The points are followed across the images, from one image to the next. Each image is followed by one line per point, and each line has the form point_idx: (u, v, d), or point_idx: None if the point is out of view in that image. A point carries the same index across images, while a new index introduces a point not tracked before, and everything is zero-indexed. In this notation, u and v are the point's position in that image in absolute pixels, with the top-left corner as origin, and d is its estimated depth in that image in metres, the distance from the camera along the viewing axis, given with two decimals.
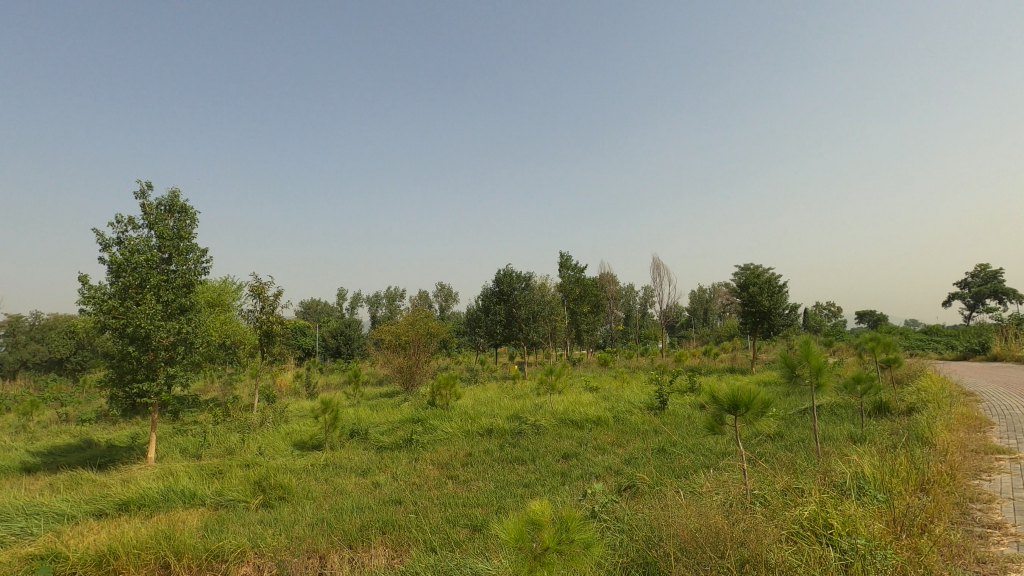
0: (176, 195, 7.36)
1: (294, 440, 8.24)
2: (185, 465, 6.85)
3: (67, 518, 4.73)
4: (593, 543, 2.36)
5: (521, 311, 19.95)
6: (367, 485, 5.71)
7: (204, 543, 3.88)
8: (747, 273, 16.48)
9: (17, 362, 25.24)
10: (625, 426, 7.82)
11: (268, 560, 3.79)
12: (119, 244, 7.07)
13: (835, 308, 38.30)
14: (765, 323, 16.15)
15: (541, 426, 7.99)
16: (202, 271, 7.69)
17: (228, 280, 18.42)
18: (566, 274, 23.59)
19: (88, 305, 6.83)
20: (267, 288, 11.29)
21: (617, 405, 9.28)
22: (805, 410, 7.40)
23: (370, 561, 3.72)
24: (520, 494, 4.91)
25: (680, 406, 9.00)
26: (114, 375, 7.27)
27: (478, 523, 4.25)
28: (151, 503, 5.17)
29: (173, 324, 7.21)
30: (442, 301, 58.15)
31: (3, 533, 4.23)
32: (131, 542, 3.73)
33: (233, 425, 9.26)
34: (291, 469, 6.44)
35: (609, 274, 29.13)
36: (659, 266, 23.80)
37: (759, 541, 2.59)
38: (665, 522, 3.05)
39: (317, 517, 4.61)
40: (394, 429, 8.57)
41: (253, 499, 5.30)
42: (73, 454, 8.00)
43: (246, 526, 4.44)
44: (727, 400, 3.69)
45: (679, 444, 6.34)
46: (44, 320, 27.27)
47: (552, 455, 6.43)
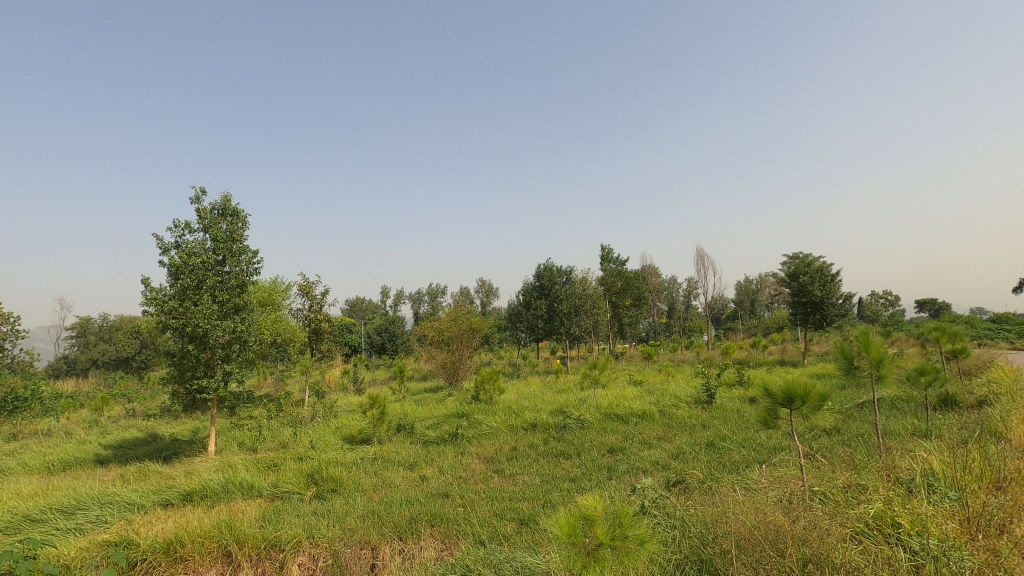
0: (228, 200, 7.63)
1: (343, 434, 8.47)
2: (242, 458, 7.12)
3: (137, 507, 5.02)
4: (647, 539, 2.33)
5: (563, 305, 19.85)
6: (414, 479, 5.82)
7: (262, 533, 4.03)
8: (796, 263, 15.93)
9: (88, 361, 26.84)
10: (672, 421, 7.66)
11: (323, 550, 3.92)
12: (177, 247, 7.41)
13: (893, 297, 36.49)
14: (817, 314, 15.52)
15: (585, 421, 7.92)
16: (254, 272, 7.96)
17: (278, 280, 19.09)
18: (606, 267, 23.46)
19: (150, 307, 7.19)
20: (314, 286, 11.62)
21: (662, 399, 9.12)
22: (864, 404, 7.08)
23: (421, 553, 3.80)
24: (566, 489, 4.90)
25: (728, 400, 8.78)
26: (175, 372, 7.64)
27: (525, 517, 4.25)
28: (213, 494, 5.42)
29: (228, 323, 7.51)
30: (484, 297, 58.63)
31: (80, 521, 4.51)
32: (196, 532, 3.92)
33: (286, 420, 9.61)
34: (341, 463, 6.60)
35: (651, 267, 28.67)
36: (703, 257, 23.29)
37: (822, 539, 2.49)
38: (721, 520, 2.98)
39: (367, 510, 4.72)
40: (439, 424, 8.69)
41: (306, 491, 5.49)
42: (141, 448, 8.46)
43: (300, 517, 4.59)
44: (781, 393, 3.53)
45: (730, 438, 6.17)
46: (111, 322, 29.04)
47: (598, 450, 6.37)
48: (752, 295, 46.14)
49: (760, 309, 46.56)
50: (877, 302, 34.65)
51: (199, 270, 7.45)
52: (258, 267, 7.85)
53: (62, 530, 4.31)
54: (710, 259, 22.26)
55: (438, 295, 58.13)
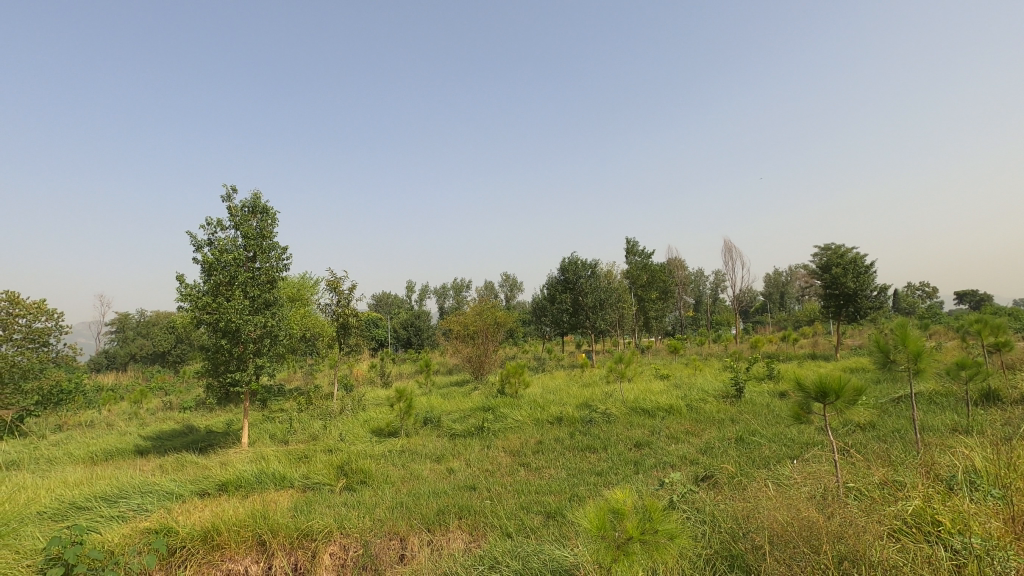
0: (257, 197, 7.78)
1: (371, 427, 8.61)
2: (274, 450, 7.29)
3: (175, 496, 5.20)
4: (677, 534, 2.32)
5: (588, 299, 19.70)
6: (442, 471, 5.89)
7: (295, 523, 4.13)
8: (828, 254, 15.53)
9: (127, 355, 27.82)
10: (700, 415, 7.57)
11: (354, 540, 4.00)
12: (210, 244, 7.60)
13: (930, 288, 35.32)
14: (851, 307, 15.11)
15: (611, 415, 7.88)
16: (283, 268, 8.12)
17: (306, 276, 19.44)
18: (632, 260, 23.29)
19: (185, 303, 7.42)
20: (342, 281, 11.79)
21: (690, 393, 9.01)
22: (900, 398, 6.88)
23: (449, 544, 3.85)
24: (593, 482, 4.89)
25: (758, 394, 8.63)
26: (209, 366, 7.86)
27: (552, 510, 4.26)
28: (247, 484, 5.57)
29: (260, 318, 7.68)
30: (507, 290, 58.76)
31: (123, 509, 4.68)
32: (231, 521, 4.02)
33: (316, 412, 9.83)
34: (370, 455, 6.71)
35: (677, 260, 28.34)
36: (730, 249, 22.88)
37: (859, 536, 2.44)
38: (752, 515, 2.95)
39: (395, 501, 4.80)
40: (465, 417, 8.76)
41: (337, 482, 5.59)
42: (177, 439, 8.74)
43: (331, 508, 4.69)
44: (813, 387, 3.45)
45: (759, 433, 6.06)
46: (148, 317, 29.97)
47: (625, 444, 6.34)
48: (782, 287, 45.26)
49: (789, 302, 45.63)
50: (913, 294, 33.62)
51: (231, 266, 7.64)
52: (287, 263, 8.00)
53: (106, 517, 4.49)
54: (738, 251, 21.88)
55: (462, 289, 58.54)
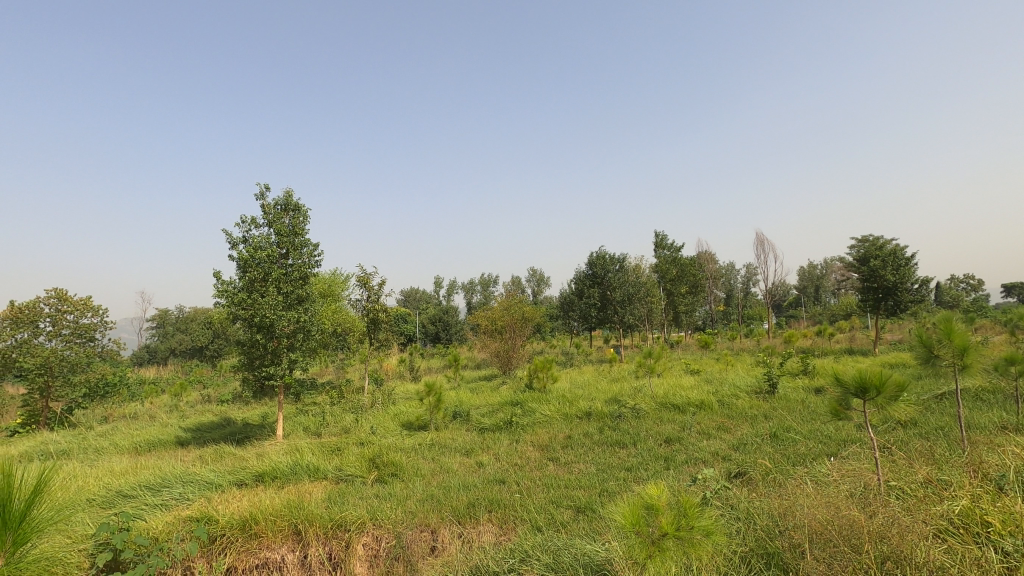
0: (290, 195, 7.94)
1: (401, 420, 8.74)
2: (308, 442, 7.46)
3: (215, 486, 5.37)
4: (714, 531, 2.29)
5: (617, 293, 19.50)
6: (471, 465, 5.94)
7: (329, 514, 4.22)
8: (866, 246, 15.06)
9: (167, 349, 28.76)
10: (732, 411, 7.44)
11: (386, 531, 4.09)
12: (245, 242, 7.79)
13: (975, 281, 33.82)
14: (890, 301, 14.60)
15: (641, 409, 7.81)
16: (315, 265, 8.27)
17: (336, 273, 19.77)
18: (661, 254, 23.02)
19: (221, 298, 7.64)
20: (371, 277, 11.95)
21: (721, 389, 8.85)
22: (943, 395, 6.63)
23: (479, 537, 3.89)
24: (623, 478, 4.86)
25: (792, 390, 8.42)
26: (245, 360, 8.07)
27: (582, 505, 4.24)
28: (282, 475, 5.72)
29: (293, 314, 7.86)
30: (535, 285, 58.68)
31: (165, 498, 4.86)
32: (268, 511, 4.13)
33: (347, 406, 10.02)
34: (401, 448, 6.81)
35: (707, 254, 27.83)
36: (763, 242, 22.37)
37: (903, 536, 2.36)
38: (789, 512, 2.89)
39: (426, 494, 4.86)
40: (493, 411, 8.80)
41: (368, 474, 5.70)
42: (216, 431, 9.01)
43: (364, 500, 4.78)
44: (853, 382, 3.35)
45: (794, 429, 5.93)
46: (186, 313, 30.91)
47: (655, 440, 6.28)
48: (816, 280, 44.06)
49: (825, 296, 44.37)
50: (956, 287, 32.31)
51: (265, 263, 7.82)
52: (319, 260, 8.15)
53: (150, 505, 4.67)
54: (769, 244, 21.39)
55: (489, 285, 58.73)
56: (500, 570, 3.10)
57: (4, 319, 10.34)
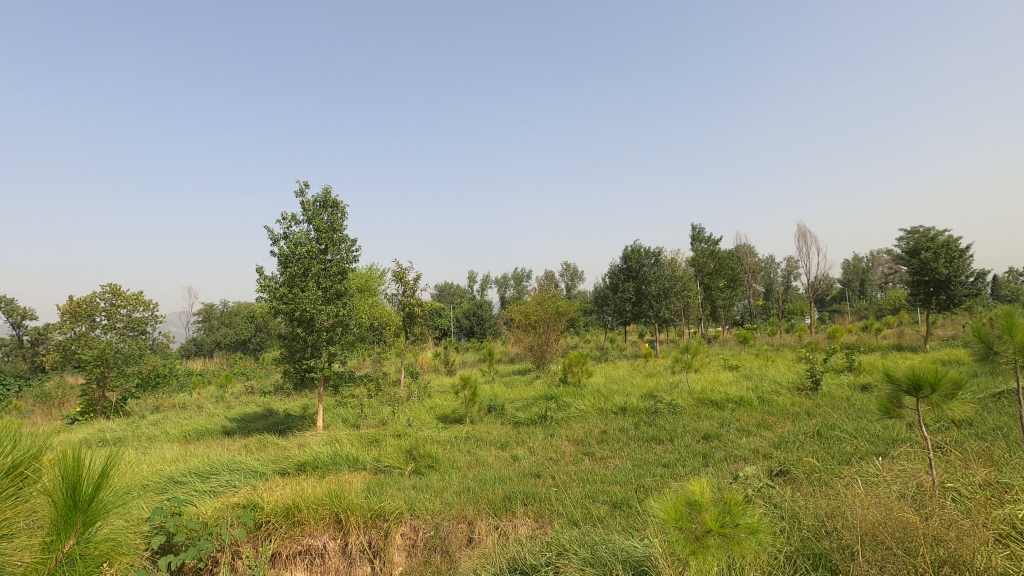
0: (328, 191, 8.10)
1: (437, 413, 8.84)
2: (347, 433, 7.64)
3: (259, 474, 5.56)
4: (758, 529, 2.24)
5: (652, 287, 19.19)
6: (507, 458, 5.96)
7: (368, 504, 4.31)
8: (916, 238, 14.42)
9: (213, 343, 29.87)
10: (773, 408, 7.24)
11: (424, 522, 4.16)
12: (286, 238, 8.01)
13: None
14: (943, 295, 13.95)
15: (678, 405, 7.69)
16: (353, 260, 8.43)
17: (373, 267, 20.15)
18: (698, 247, 22.60)
19: (264, 293, 7.89)
20: (407, 272, 12.12)
21: (762, 385, 8.64)
22: (1002, 394, 6.29)
23: (515, 530, 3.91)
24: (660, 474, 4.81)
25: (836, 387, 8.15)
26: (286, 353, 8.30)
27: (619, 501, 4.21)
28: (323, 465, 5.88)
29: (332, 308, 8.04)
30: (569, 280, 58.36)
31: (214, 484, 5.07)
32: (310, 499, 4.24)
33: (385, 399, 10.21)
34: (437, 440, 6.90)
35: (747, 247, 27.16)
36: (805, 234, 21.68)
37: (961, 539, 2.26)
38: (837, 513, 2.81)
39: (462, 486, 4.91)
40: (528, 406, 8.81)
41: (406, 465, 5.80)
42: (260, 422, 9.32)
43: (401, 490, 4.87)
44: (906, 379, 3.20)
45: (839, 428, 5.74)
46: (230, 308, 31.98)
47: (692, 436, 6.17)
48: (862, 274, 42.36)
49: (871, 290, 42.64)
50: (1016, 280, 30.56)
51: (305, 258, 8.02)
52: (357, 255, 8.30)
53: (200, 491, 4.87)
54: (812, 235, 20.63)
55: (523, 279, 58.77)
56: (538, 563, 3.10)
57: (64, 312, 10.92)
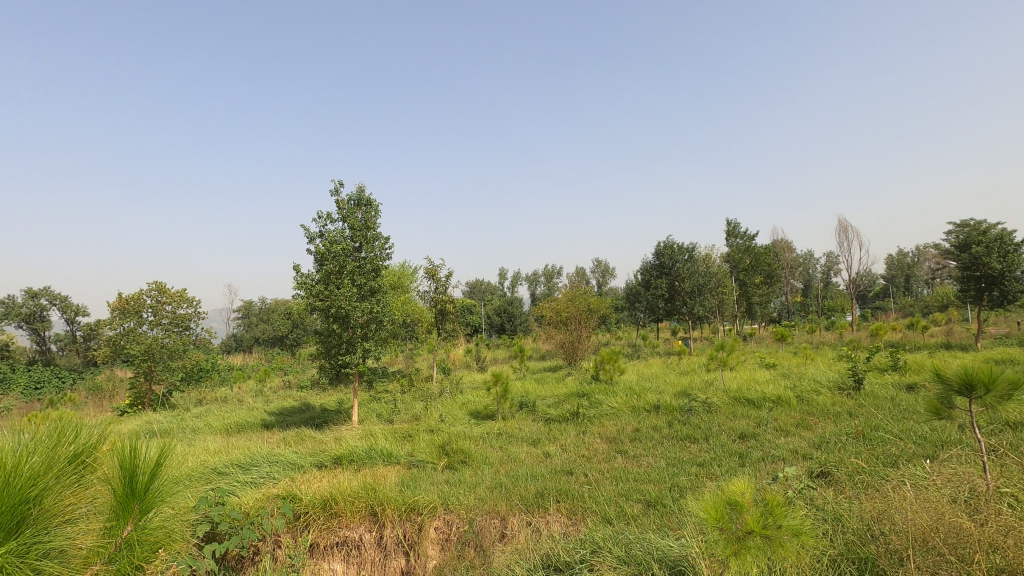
0: (362, 190, 8.24)
1: (469, 409, 8.91)
2: (381, 428, 7.77)
3: (297, 466, 5.70)
4: (801, 531, 2.19)
5: (686, 284, 18.87)
6: (539, 455, 5.97)
7: (402, 497, 4.37)
8: (966, 232, 13.79)
9: (252, 339, 30.81)
10: (814, 408, 7.04)
11: (457, 517, 4.20)
12: (322, 236, 8.18)
13: None
14: (995, 291, 13.30)
15: (713, 403, 7.54)
16: (387, 257, 8.55)
17: (405, 265, 20.42)
18: (733, 243, 22.14)
19: (301, 290, 8.08)
20: (439, 269, 12.23)
21: (800, 384, 8.41)
22: None
23: (547, 527, 3.91)
24: (695, 473, 4.73)
25: (880, 387, 7.86)
26: (323, 349, 8.48)
27: (653, 499, 4.17)
28: (359, 459, 5.99)
29: (367, 305, 8.18)
30: (600, 277, 58.00)
31: (255, 476, 5.23)
32: (347, 492, 4.32)
33: (417, 394, 10.34)
34: (469, 436, 6.96)
35: (784, 242, 26.43)
36: (847, 228, 20.96)
37: (1020, 546, 2.16)
38: (885, 516, 2.72)
39: (495, 482, 4.93)
40: (560, 403, 8.79)
41: (438, 461, 5.86)
42: (297, 416, 9.55)
43: (435, 485, 4.93)
44: (958, 379, 3.06)
45: (884, 428, 5.55)
46: (268, 304, 32.87)
47: (728, 435, 6.05)
48: (907, 269, 40.82)
49: (917, 286, 41.03)
50: None
51: (340, 256, 8.17)
52: (390, 252, 8.41)
53: (242, 482, 5.04)
54: (854, 230, 19.92)
55: (553, 276, 58.74)
56: (572, 560, 3.10)
57: (113, 309, 11.42)
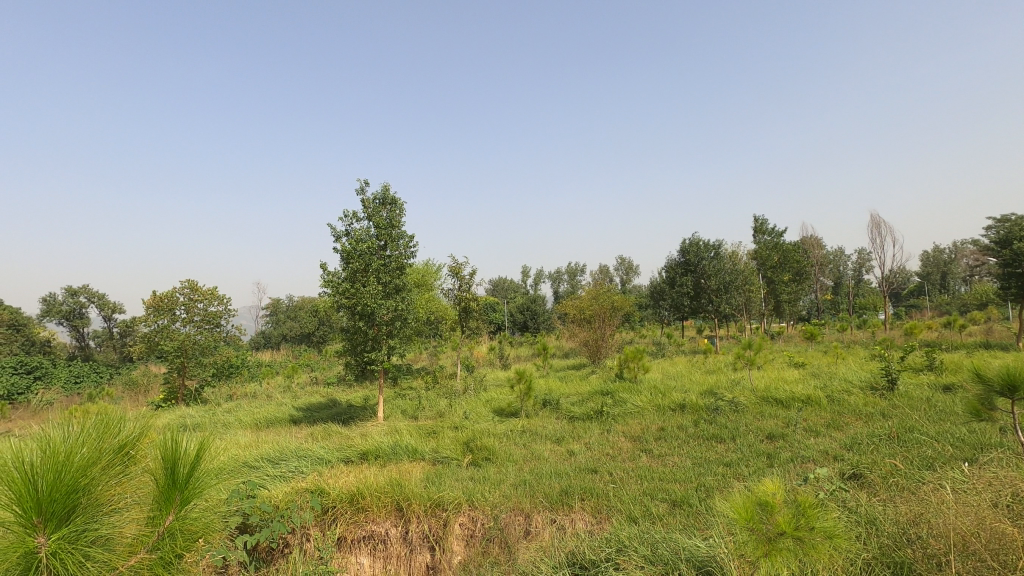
0: (387, 188, 8.33)
1: (493, 407, 8.94)
2: (406, 424, 7.85)
3: (325, 461, 5.81)
4: (835, 534, 2.15)
5: (712, 281, 18.61)
6: (562, 452, 5.96)
7: (428, 493, 4.42)
8: (1007, 227, 13.28)
9: (280, 335, 31.43)
10: (844, 408, 6.88)
11: (482, 513, 4.23)
12: (348, 235, 8.29)
13: None
14: None
15: (740, 403, 7.43)
16: (411, 255, 8.62)
17: (429, 263, 20.57)
18: (761, 240, 21.73)
19: (328, 288, 8.22)
20: (463, 267, 12.30)
21: (831, 384, 8.21)
22: None
23: (571, 524, 3.92)
24: (721, 473, 4.68)
25: (915, 387, 7.63)
26: (349, 346, 8.61)
27: (678, 499, 4.13)
28: (384, 454, 6.08)
29: (391, 302, 8.28)
30: (623, 275, 57.55)
31: (284, 470, 5.34)
32: (373, 487, 4.38)
33: (442, 391, 10.43)
34: (493, 433, 6.98)
35: (814, 239, 25.81)
36: (879, 224, 20.37)
37: None
38: (921, 519, 2.65)
39: (519, 479, 4.95)
40: (584, 401, 8.77)
41: (463, 457, 5.90)
42: (324, 412, 9.72)
43: (459, 481, 4.97)
44: (999, 379, 2.95)
45: (919, 430, 5.39)
46: (295, 302, 33.45)
47: (756, 435, 5.96)
48: (944, 266, 39.48)
49: (954, 283, 39.66)
50: None
51: (366, 254, 8.27)
52: (414, 251, 8.48)
53: (272, 476, 5.16)
54: (887, 225, 19.35)
55: (576, 274, 58.48)
56: (597, 559, 3.08)
57: (148, 306, 11.78)
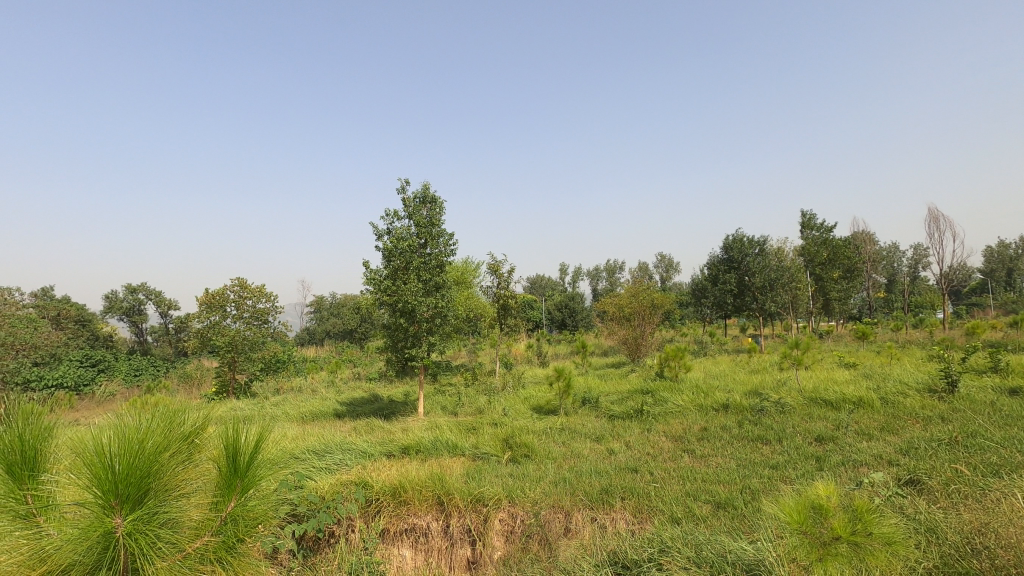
0: (427, 187, 8.42)
1: (532, 404, 8.95)
2: (446, 420, 7.94)
3: (368, 454, 5.95)
4: (894, 539, 2.07)
5: (756, 278, 18.09)
6: (603, 451, 5.92)
7: (468, 488, 4.46)
8: None
9: (324, 332, 32.31)
10: (899, 411, 6.58)
11: (521, 510, 4.25)
12: (389, 233, 8.44)
13: None
14: None
15: (786, 403, 7.20)
16: (450, 253, 8.71)
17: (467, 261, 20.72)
18: (809, 236, 20.95)
19: (370, 286, 8.40)
20: (501, 265, 12.35)
21: (885, 386, 7.84)
22: None
23: (611, 524, 3.90)
24: (767, 475, 4.55)
25: (978, 390, 7.22)
26: (390, 342, 8.78)
27: (723, 501, 4.04)
28: (425, 449, 6.18)
29: (432, 300, 8.39)
30: (663, 271, 56.53)
31: (329, 462, 5.50)
32: (414, 481, 4.45)
33: (481, 388, 10.50)
34: (532, 431, 6.99)
35: (866, 235, 24.70)
36: (939, 218, 19.32)
37: None
38: (987, 529, 2.52)
39: (559, 477, 4.94)
40: (624, 399, 8.67)
41: (503, 453, 5.93)
42: (366, 406, 9.95)
43: (499, 477, 5.00)
44: None
45: (983, 435, 5.11)
46: (338, 300, 34.28)
47: (804, 437, 5.77)
48: (1010, 262, 37.08)
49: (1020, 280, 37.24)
50: None
51: (407, 252, 8.40)
52: (454, 248, 8.57)
53: (317, 467, 5.31)
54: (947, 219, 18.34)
55: (615, 273, 57.76)
56: (640, 558, 3.05)
57: (201, 304, 12.32)
